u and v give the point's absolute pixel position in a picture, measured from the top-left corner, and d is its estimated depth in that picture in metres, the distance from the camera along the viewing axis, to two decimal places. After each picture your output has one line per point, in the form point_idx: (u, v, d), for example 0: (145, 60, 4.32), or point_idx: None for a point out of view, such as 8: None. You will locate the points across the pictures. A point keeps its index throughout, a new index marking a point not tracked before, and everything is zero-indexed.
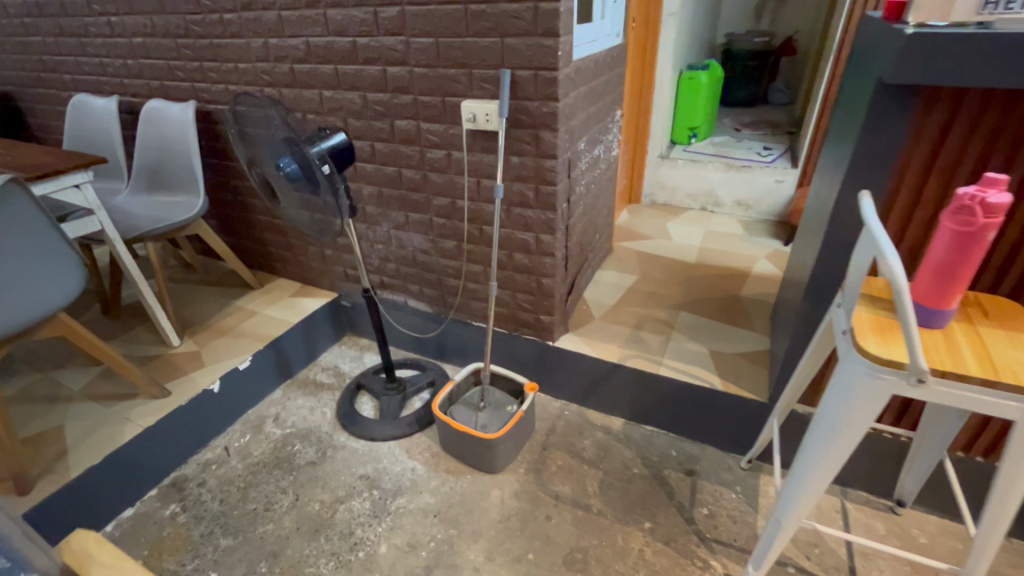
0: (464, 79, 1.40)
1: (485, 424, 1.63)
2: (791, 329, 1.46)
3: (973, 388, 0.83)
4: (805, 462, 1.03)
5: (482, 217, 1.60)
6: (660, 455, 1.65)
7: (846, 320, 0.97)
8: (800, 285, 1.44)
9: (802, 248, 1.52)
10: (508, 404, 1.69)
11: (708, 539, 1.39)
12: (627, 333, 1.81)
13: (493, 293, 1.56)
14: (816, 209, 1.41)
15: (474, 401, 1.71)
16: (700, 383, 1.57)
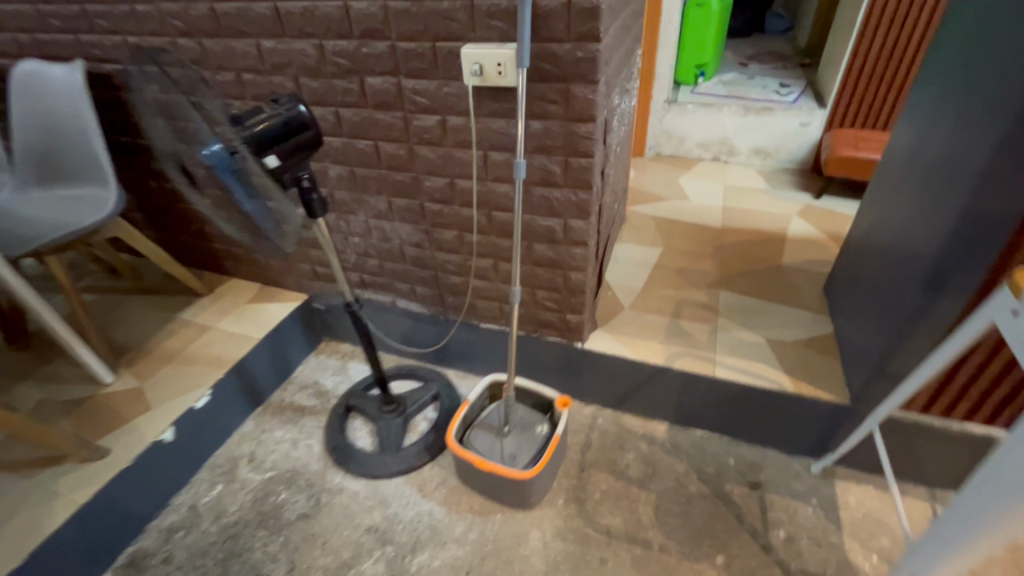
0: (463, 14, 1.00)
1: (513, 458, 1.34)
2: (885, 318, 1.22)
3: None
4: (968, 515, 0.80)
5: (493, 201, 1.24)
6: (717, 466, 1.42)
7: None
8: (903, 264, 1.19)
9: (895, 218, 1.25)
10: (538, 426, 1.40)
11: (793, 571, 1.19)
12: (666, 324, 1.53)
13: (515, 299, 1.23)
14: (930, 172, 1.13)
15: (496, 425, 1.41)
16: (764, 384, 1.33)
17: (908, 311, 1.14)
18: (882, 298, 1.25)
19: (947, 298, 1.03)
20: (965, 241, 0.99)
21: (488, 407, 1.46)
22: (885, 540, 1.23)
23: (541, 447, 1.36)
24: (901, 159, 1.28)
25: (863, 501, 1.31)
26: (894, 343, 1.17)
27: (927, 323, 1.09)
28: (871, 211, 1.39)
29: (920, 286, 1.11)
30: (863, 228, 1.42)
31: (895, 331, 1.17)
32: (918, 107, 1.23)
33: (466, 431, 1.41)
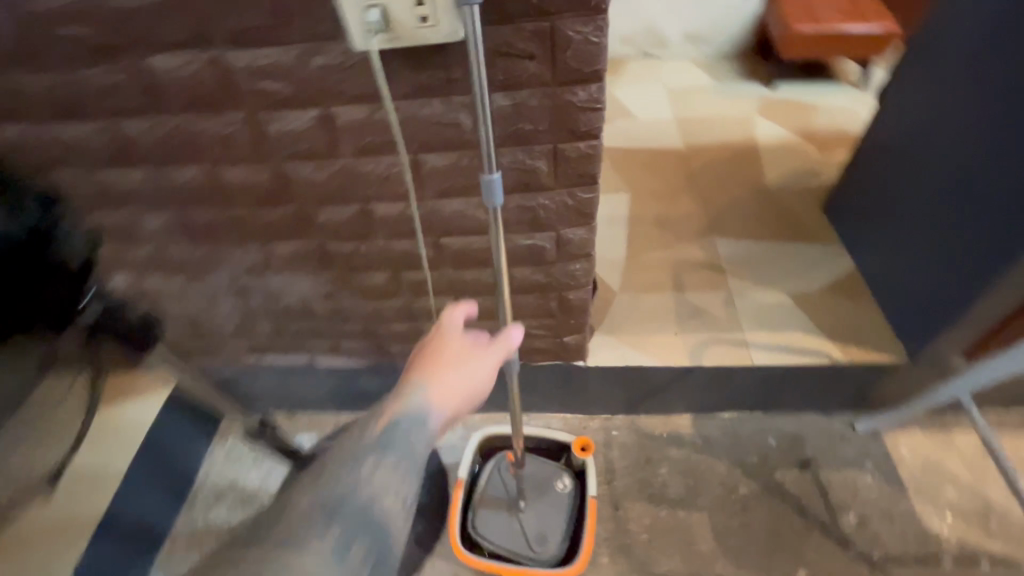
0: None
1: (543, 538, 1.03)
2: (969, 249, 0.98)
3: None
4: None
5: (438, 225, 0.78)
6: (761, 452, 1.21)
7: None
8: (1000, 180, 0.92)
9: (985, 114, 0.96)
10: (556, 479, 1.08)
11: (878, 562, 1.06)
12: (672, 303, 1.22)
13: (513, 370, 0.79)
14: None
15: (506, 499, 1.07)
16: (811, 360, 1.10)
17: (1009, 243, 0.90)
18: (962, 223, 1.00)
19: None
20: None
21: (489, 472, 1.11)
22: (951, 490, 1.13)
23: (570, 509, 1.06)
24: (998, 28, 0.94)
25: (916, 449, 1.19)
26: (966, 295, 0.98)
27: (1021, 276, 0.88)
28: (928, 104, 1.08)
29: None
30: (902, 136, 1.14)
31: (990, 270, 0.93)
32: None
33: (471, 521, 1.06)
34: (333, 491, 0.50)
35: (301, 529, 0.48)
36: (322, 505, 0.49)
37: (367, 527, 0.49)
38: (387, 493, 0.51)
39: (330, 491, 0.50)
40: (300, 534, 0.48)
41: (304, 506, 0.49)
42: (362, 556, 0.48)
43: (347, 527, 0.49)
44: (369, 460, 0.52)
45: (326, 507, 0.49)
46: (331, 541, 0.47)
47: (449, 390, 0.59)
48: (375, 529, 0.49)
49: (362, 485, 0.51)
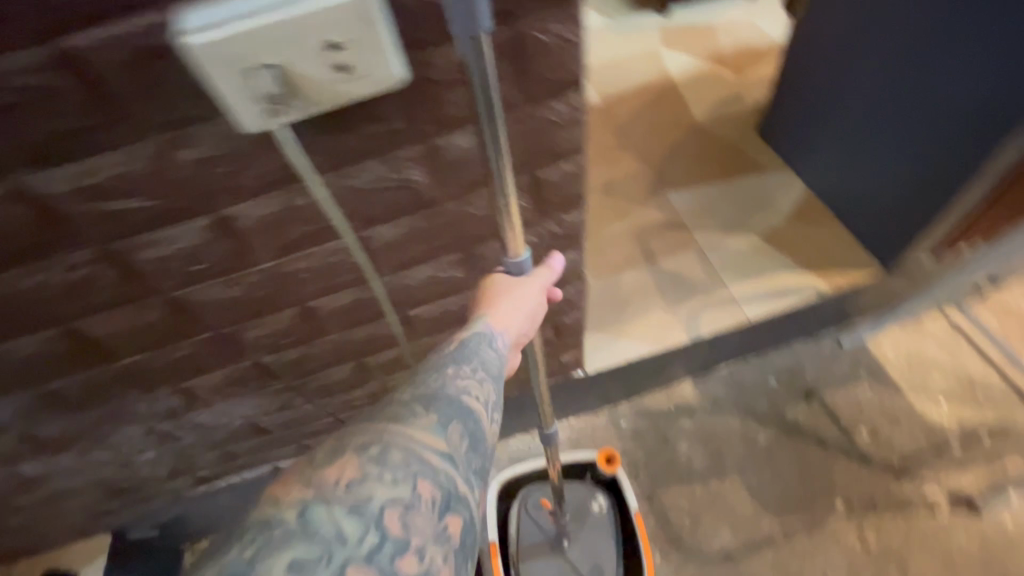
0: None
1: (597, 568, 0.95)
2: (923, 155, 0.98)
3: None
4: None
5: (405, 299, 0.61)
6: (766, 395, 1.20)
7: None
8: (951, 70, 0.89)
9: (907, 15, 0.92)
10: (591, 501, 1.00)
11: (901, 466, 1.09)
12: (648, 277, 1.14)
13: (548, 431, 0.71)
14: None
15: (546, 540, 0.97)
16: (801, 298, 1.07)
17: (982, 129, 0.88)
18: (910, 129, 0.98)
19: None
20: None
21: (522, 514, 0.99)
22: (938, 376, 1.18)
23: (615, 528, 0.98)
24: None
25: (898, 346, 1.22)
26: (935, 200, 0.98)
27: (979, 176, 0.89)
28: (841, 11, 1.04)
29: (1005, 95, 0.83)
30: (822, 47, 1.09)
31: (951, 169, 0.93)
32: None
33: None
34: (429, 380, 0.40)
35: (403, 411, 0.37)
36: (421, 393, 0.38)
37: (469, 413, 0.39)
38: (474, 390, 0.40)
39: (425, 381, 0.40)
40: (405, 412, 0.37)
41: (403, 399, 0.38)
42: (460, 438, 0.37)
43: (447, 409, 0.38)
44: (461, 360, 0.42)
45: (423, 392, 0.39)
46: (437, 421, 0.37)
47: (512, 317, 0.46)
48: (480, 427, 0.39)
49: (456, 375, 0.41)
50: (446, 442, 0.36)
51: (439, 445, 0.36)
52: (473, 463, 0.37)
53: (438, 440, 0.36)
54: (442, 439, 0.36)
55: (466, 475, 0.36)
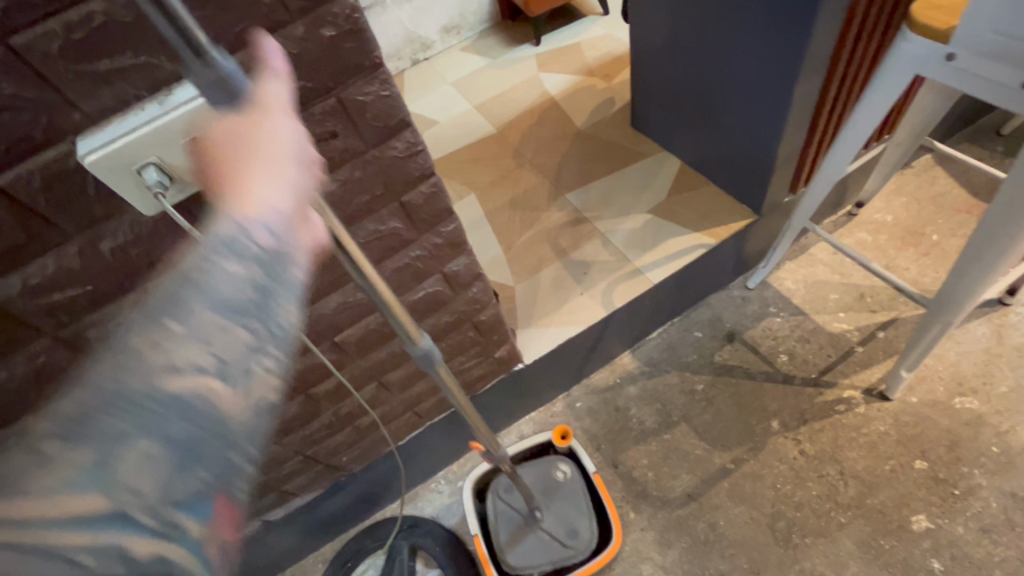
0: (22, 104, 0.40)
1: (573, 530, 1.05)
2: (745, 121, 1.15)
3: None
4: (981, 275, 0.85)
5: (329, 326, 0.73)
6: (696, 347, 1.33)
7: (930, 56, 0.75)
8: (735, 49, 1.07)
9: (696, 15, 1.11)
10: (555, 470, 1.10)
11: (820, 378, 1.23)
12: (564, 270, 1.27)
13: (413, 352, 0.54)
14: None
15: (522, 518, 1.05)
16: (693, 254, 1.22)
17: (770, 89, 1.04)
18: (728, 102, 1.16)
19: (817, 50, 0.94)
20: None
21: (497, 502, 1.07)
22: (833, 293, 1.34)
23: (581, 488, 1.08)
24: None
25: (796, 277, 1.38)
26: (763, 154, 1.15)
27: (789, 124, 1.06)
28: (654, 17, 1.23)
29: (775, 58, 0.99)
30: (651, 47, 1.28)
31: (764, 127, 1.11)
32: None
33: (503, 560, 1.03)
34: (87, 391, 0.28)
35: (29, 460, 0.26)
36: (66, 417, 0.27)
37: (161, 424, 0.28)
38: (184, 365, 0.29)
39: (85, 389, 0.28)
40: (27, 469, 0.26)
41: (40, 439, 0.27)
42: (142, 468, 0.27)
43: (114, 434, 0.27)
44: (163, 319, 0.30)
45: (68, 417, 0.27)
46: (94, 460, 0.27)
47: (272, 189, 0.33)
48: (192, 435, 0.29)
49: (145, 363, 0.29)
50: (109, 491, 0.27)
51: (96, 499, 0.26)
52: (173, 491, 0.28)
53: (90, 494, 0.26)
54: (100, 490, 0.26)
55: (155, 521, 0.27)
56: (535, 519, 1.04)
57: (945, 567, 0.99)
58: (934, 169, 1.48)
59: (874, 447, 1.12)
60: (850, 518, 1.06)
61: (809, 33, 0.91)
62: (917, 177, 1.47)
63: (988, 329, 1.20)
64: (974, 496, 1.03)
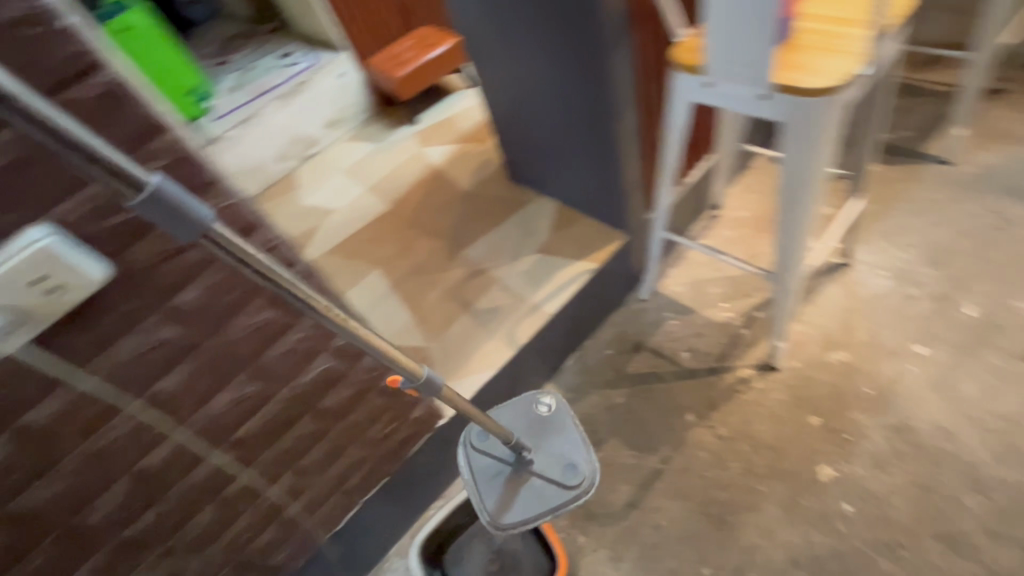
0: None
1: (570, 466, 0.94)
2: (589, 162, 1.32)
3: (836, 69, 0.78)
4: (791, 251, 1.02)
5: (224, 426, 0.75)
6: (609, 363, 1.43)
7: (696, 81, 0.91)
8: (563, 108, 1.25)
9: (526, 84, 1.29)
10: (537, 408, 0.99)
11: (718, 365, 1.35)
12: (471, 320, 1.35)
13: (144, 211, 0.42)
14: (524, 13, 1.15)
15: (507, 470, 0.93)
16: (580, 281, 1.35)
17: (597, 132, 1.22)
18: (573, 150, 1.33)
19: (622, 96, 1.13)
20: (594, 44, 1.05)
21: (479, 463, 0.94)
22: (714, 287, 1.49)
23: (567, 419, 0.98)
24: (487, 24, 1.27)
25: (681, 280, 1.53)
26: (612, 187, 1.31)
27: (623, 158, 1.24)
28: (498, 90, 1.41)
29: (593, 107, 1.17)
30: (503, 113, 1.46)
31: (606, 165, 1.27)
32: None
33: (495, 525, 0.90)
34: None
35: None
36: None
37: None
38: None
39: None
40: None
41: None
42: None
43: None
44: None
45: None
46: None
47: None
48: None
49: None
50: None
51: None
52: None
53: None
54: None
55: None
56: (525, 465, 0.92)
57: (855, 508, 1.08)
58: (770, 164, 1.71)
59: (775, 415, 1.23)
60: (770, 485, 1.15)
61: (608, 80, 1.10)
62: (759, 173, 1.69)
63: (841, 288, 1.37)
64: (863, 436, 1.16)
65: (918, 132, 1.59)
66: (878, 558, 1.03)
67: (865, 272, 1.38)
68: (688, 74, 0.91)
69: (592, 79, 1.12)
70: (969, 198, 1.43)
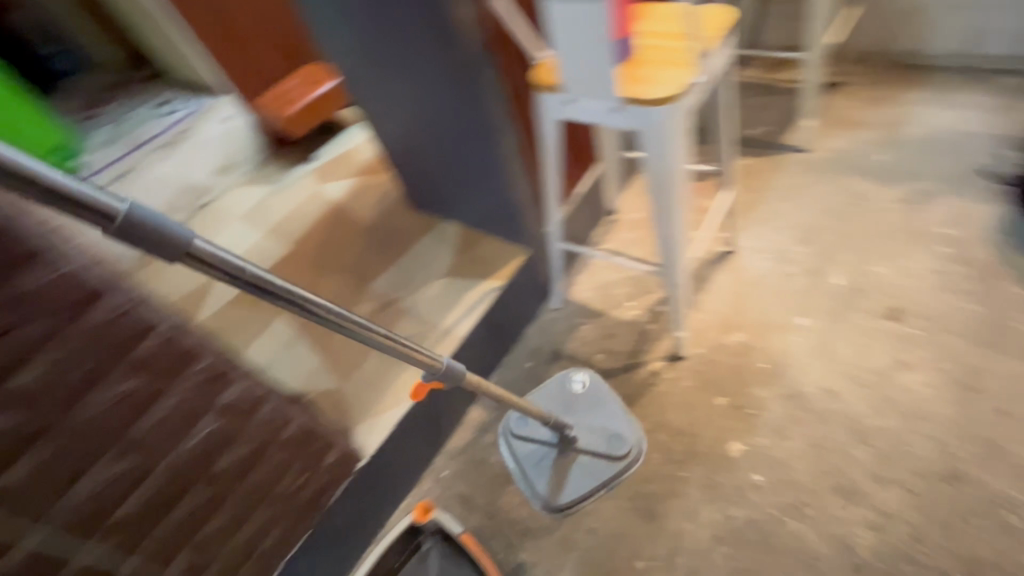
0: None
1: (619, 436, 1.22)
2: (480, 185, 1.35)
3: (677, 79, 0.85)
4: (672, 249, 1.09)
5: (100, 505, 0.74)
6: (530, 376, 1.45)
7: (558, 99, 0.95)
8: (446, 135, 1.28)
9: (409, 116, 1.32)
10: (574, 386, 1.29)
11: (631, 361, 1.41)
12: (383, 354, 1.33)
13: (122, 240, 0.48)
14: (390, 45, 1.17)
15: (555, 451, 1.21)
16: (488, 300, 1.37)
17: (481, 155, 1.26)
18: (464, 174, 1.36)
19: (498, 120, 1.18)
20: (461, 73, 1.09)
21: (528, 447, 1.23)
22: (619, 288, 1.56)
23: (604, 397, 1.27)
24: (358, 59, 1.28)
25: (588, 285, 1.59)
26: (506, 206, 1.35)
27: (511, 177, 1.28)
28: (383, 123, 1.42)
29: (473, 133, 1.21)
30: (393, 145, 1.47)
31: (496, 186, 1.31)
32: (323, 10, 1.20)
33: (552, 498, 1.18)
34: None
35: None
36: None
37: None
38: None
39: None
40: None
41: None
42: None
43: None
44: None
45: None
46: None
47: None
48: None
49: None
50: None
51: None
52: None
53: None
54: None
55: None
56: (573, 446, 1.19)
57: (765, 476, 1.16)
58: None
59: (685, 402, 1.30)
60: (689, 470, 1.20)
61: (482, 106, 1.14)
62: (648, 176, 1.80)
63: (729, 274, 1.48)
64: (764, 408, 1.24)
65: (776, 126, 1.77)
66: (789, 520, 1.10)
67: (748, 256, 1.50)
68: (549, 93, 0.95)
69: (466, 106, 1.16)
70: (824, 179, 1.60)
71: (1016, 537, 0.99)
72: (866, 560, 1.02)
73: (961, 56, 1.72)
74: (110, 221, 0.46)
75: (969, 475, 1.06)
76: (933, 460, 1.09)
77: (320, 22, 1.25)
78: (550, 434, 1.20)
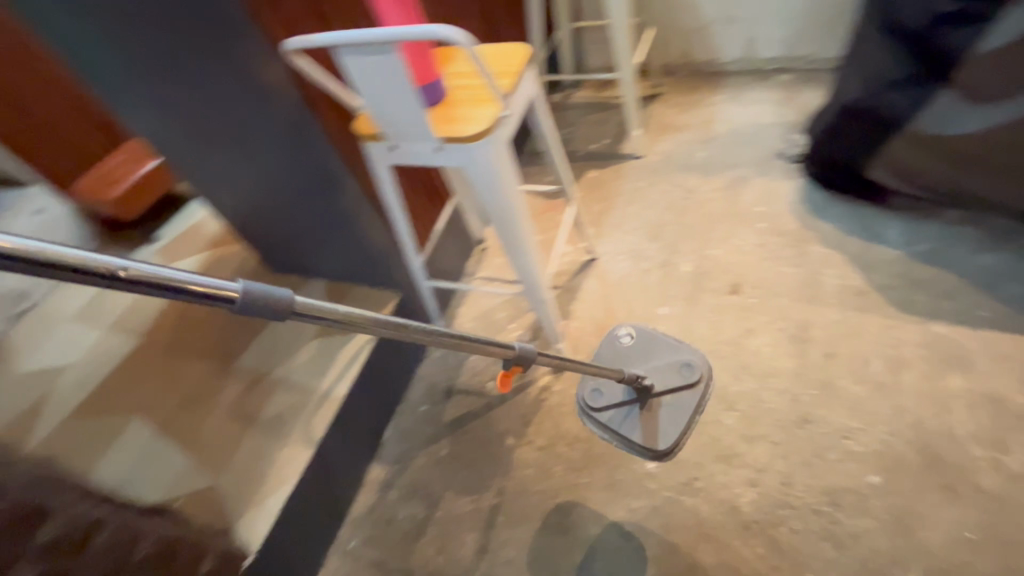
0: None
1: (686, 365, 1.15)
2: (334, 240, 1.33)
3: (488, 114, 0.90)
4: (527, 271, 1.13)
5: None
6: (427, 419, 1.42)
7: (382, 146, 0.97)
8: (285, 197, 1.25)
9: (242, 183, 1.27)
10: (623, 340, 1.21)
11: (522, 381, 1.43)
12: (260, 435, 1.24)
13: (253, 314, 0.52)
14: (200, 112, 1.11)
15: (635, 402, 1.12)
16: (365, 352, 1.33)
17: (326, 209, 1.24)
18: (314, 232, 1.33)
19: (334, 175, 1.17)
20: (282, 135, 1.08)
21: (607, 410, 1.13)
22: (500, 312, 1.59)
23: (654, 338, 1.20)
24: (172, 136, 1.21)
25: (470, 315, 1.61)
26: (365, 256, 1.33)
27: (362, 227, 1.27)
28: (218, 194, 1.35)
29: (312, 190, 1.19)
30: (234, 215, 1.40)
31: (350, 237, 1.29)
32: (117, 88, 1.12)
33: (653, 445, 1.08)
34: None
35: None
36: None
37: None
38: None
39: None
40: None
41: None
42: None
43: None
44: None
45: None
46: None
47: None
48: None
49: None
50: None
51: None
52: None
53: None
54: None
55: None
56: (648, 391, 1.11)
57: (657, 463, 1.23)
58: None
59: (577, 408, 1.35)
60: (590, 474, 1.24)
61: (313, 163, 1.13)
62: None
63: (596, 280, 1.58)
64: None
65: (613, 139, 1.95)
66: (684, 498, 1.17)
67: (609, 261, 1.61)
68: (372, 142, 0.97)
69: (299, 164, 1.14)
70: (661, 180, 1.78)
71: (859, 460, 1.13)
72: (751, 516, 1.12)
73: (746, 60, 2.02)
74: (233, 303, 0.51)
75: (816, 416, 1.21)
76: (787, 411, 1.23)
77: (116, 101, 1.17)
78: (625, 390, 1.13)
